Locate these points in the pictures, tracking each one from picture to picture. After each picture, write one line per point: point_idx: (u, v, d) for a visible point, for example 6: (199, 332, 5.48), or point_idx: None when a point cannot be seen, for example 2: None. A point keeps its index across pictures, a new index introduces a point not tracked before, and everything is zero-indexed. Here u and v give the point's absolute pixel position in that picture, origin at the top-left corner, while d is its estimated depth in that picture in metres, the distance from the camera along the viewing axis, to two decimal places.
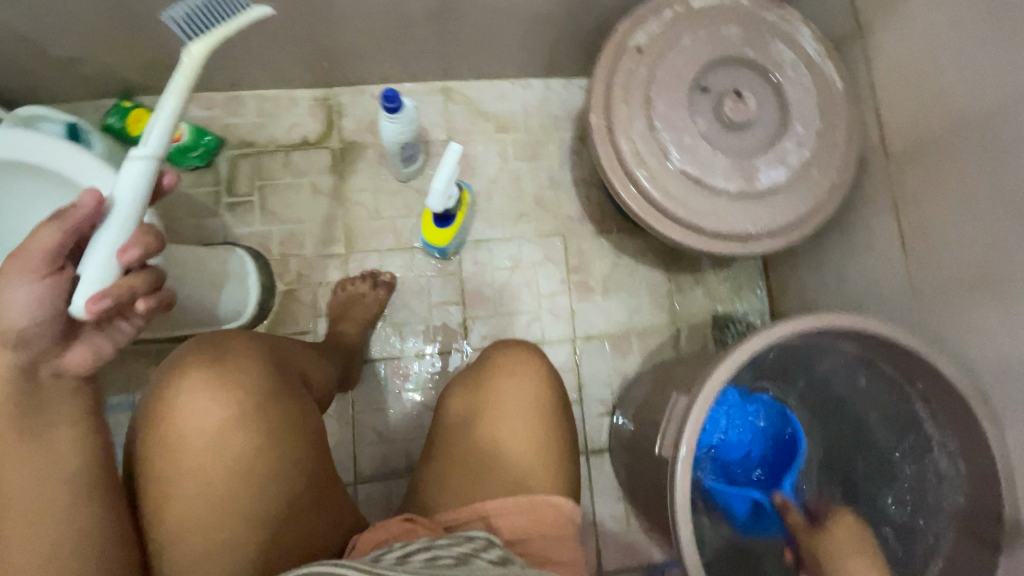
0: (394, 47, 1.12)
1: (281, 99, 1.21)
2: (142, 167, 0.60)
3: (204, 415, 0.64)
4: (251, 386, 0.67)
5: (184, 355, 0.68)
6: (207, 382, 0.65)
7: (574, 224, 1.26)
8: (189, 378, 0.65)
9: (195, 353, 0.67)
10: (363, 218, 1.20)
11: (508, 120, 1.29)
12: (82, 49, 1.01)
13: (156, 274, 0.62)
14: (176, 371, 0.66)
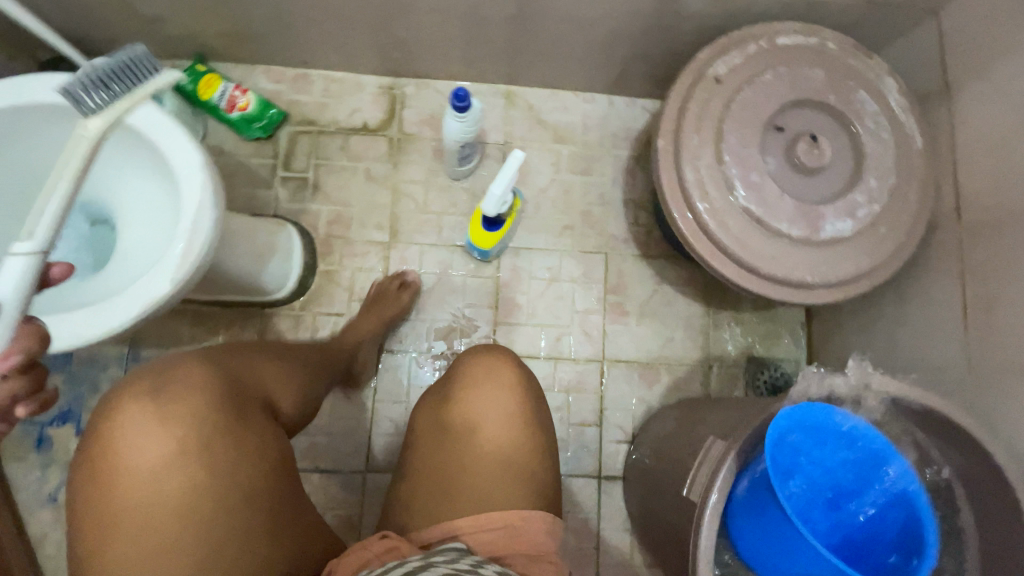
0: (466, 46, 1.12)
1: (347, 82, 1.22)
2: (26, 264, 0.59)
3: (146, 450, 0.62)
4: (201, 412, 0.64)
5: (128, 383, 0.65)
6: (155, 409, 0.63)
7: (619, 245, 1.23)
8: (135, 407, 0.63)
9: (139, 382, 0.65)
10: (410, 209, 1.20)
11: (567, 132, 1.26)
12: (168, 11, 1.04)
13: (41, 375, 0.59)
14: (117, 406, 0.63)
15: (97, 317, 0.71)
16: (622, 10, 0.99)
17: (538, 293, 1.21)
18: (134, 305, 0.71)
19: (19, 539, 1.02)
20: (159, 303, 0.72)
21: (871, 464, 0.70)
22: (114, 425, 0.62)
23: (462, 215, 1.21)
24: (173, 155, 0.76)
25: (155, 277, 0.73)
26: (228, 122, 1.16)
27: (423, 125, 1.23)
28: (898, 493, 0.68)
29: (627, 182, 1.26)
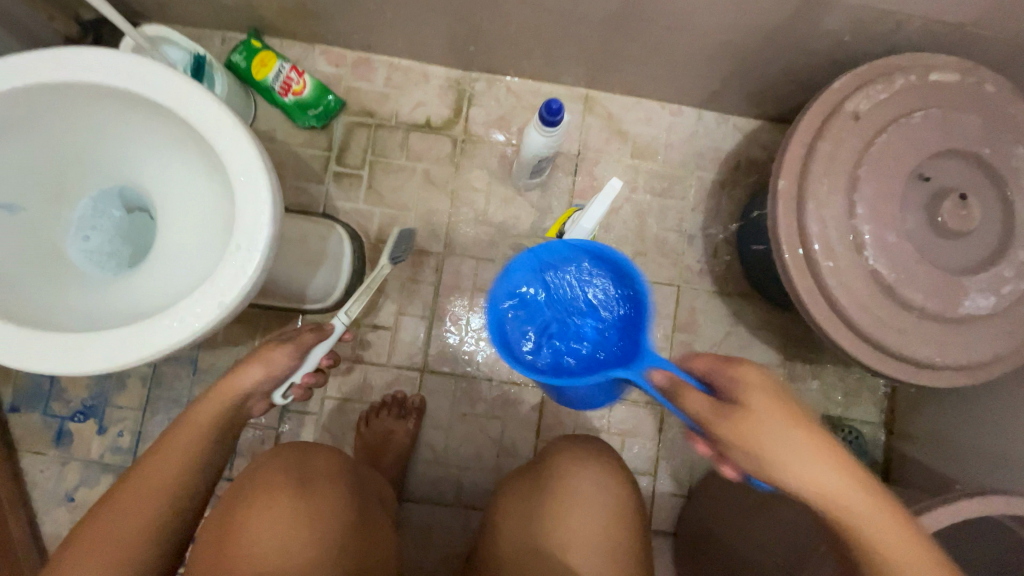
0: (551, 44, 1.00)
1: (412, 72, 1.11)
2: (341, 321, 0.82)
3: (275, 531, 0.59)
4: (310, 500, 0.62)
5: (265, 461, 0.67)
6: (275, 484, 0.63)
7: (693, 279, 1.11)
8: (265, 477, 0.64)
9: (275, 467, 0.66)
10: (469, 220, 1.10)
11: (648, 146, 1.13)
12: None
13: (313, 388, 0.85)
14: (259, 484, 0.64)
15: (138, 339, 0.62)
16: (743, 20, 0.87)
17: None
18: (180, 325, 0.62)
19: (30, 541, 0.96)
20: (208, 326, 0.63)
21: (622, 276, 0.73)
22: (248, 488, 0.64)
23: (524, 231, 1.10)
24: (229, 154, 0.66)
25: (204, 298, 0.63)
26: (282, 107, 1.05)
27: (490, 126, 1.11)
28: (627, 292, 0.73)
29: (709, 208, 1.13)
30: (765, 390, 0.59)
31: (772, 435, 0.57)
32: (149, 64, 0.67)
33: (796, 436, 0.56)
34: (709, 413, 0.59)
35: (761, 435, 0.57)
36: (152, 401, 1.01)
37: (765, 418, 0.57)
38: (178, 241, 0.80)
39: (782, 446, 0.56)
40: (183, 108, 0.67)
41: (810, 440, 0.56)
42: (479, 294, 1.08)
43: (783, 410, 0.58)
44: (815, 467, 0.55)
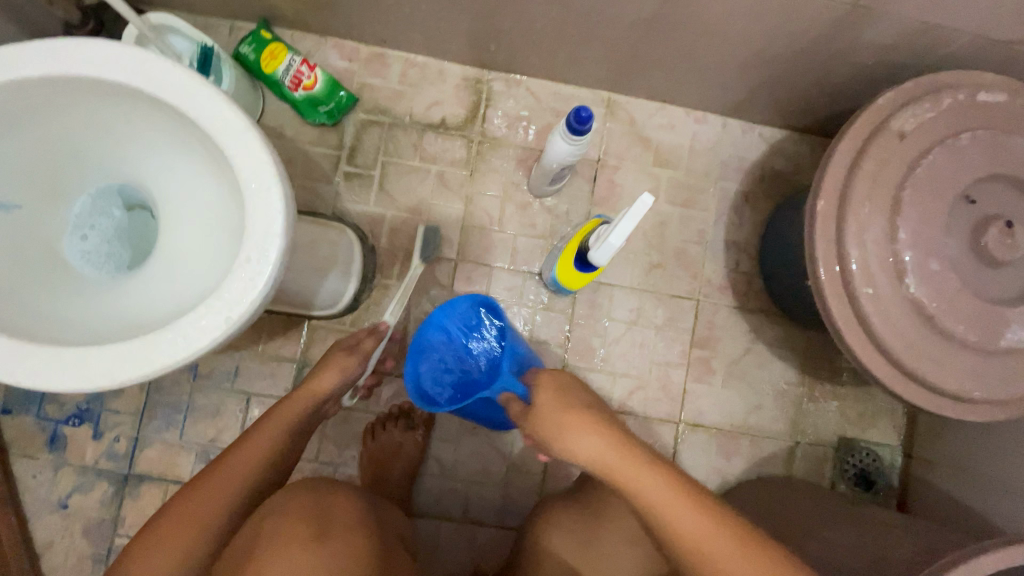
0: (576, 46, 0.96)
1: (428, 70, 1.06)
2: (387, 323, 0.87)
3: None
4: (346, 527, 0.64)
5: (288, 506, 0.64)
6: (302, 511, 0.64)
7: (713, 293, 1.08)
8: (295, 502, 0.65)
9: (298, 519, 0.62)
10: (483, 226, 1.06)
11: (671, 154, 1.09)
12: None
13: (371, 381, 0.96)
14: (279, 537, 0.60)
15: (140, 356, 0.58)
16: (783, 28, 0.83)
17: (617, 337, 1.06)
18: (182, 340, 0.58)
19: (21, 548, 0.93)
20: (214, 342, 0.59)
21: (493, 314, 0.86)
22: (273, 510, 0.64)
23: (540, 238, 1.06)
24: (239, 158, 0.61)
25: (209, 312, 0.59)
26: (291, 102, 1.01)
27: (508, 129, 1.07)
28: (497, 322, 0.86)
29: (731, 221, 1.09)
30: (555, 389, 0.75)
31: (559, 418, 0.70)
32: (154, 59, 0.63)
33: (574, 417, 0.69)
34: (523, 410, 0.75)
35: (556, 419, 0.70)
36: (151, 406, 0.97)
37: (549, 406, 0.72)
38: (183, 246, 0.76)
39: (564, 424, 0.69)
40: (190, 107, 0.62)
41: (583, 419, 0.69)
42: None
43: (563, 400, 0.73)
44: (588, 439, 0.67)
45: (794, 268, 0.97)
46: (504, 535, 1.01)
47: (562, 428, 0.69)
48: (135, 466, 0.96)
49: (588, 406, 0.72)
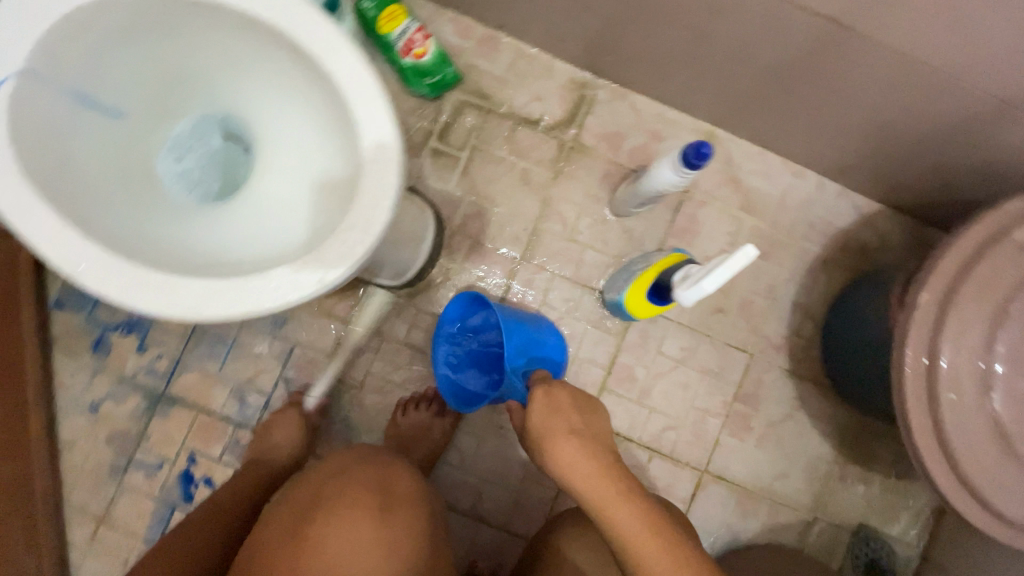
0: (697, 74, 0.93)
1: (537, 63, 1.04)
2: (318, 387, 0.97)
3: (351, 555, 0.63)
4: (404, 497, 0.70)
5: (357, 472, 0.70)
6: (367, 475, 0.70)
7: (768, 351, 1.05)
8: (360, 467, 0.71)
9: (364, 487, 0.68)
10: (555, 230, 1.03)
11: (760, 202, 1.06)
12: None
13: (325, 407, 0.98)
14: (346, 501, 0.66)
15: (228, 297, 0.58)
16: (922, 103, 0.80)
17: (662, 373, 1.04)
18: (276, 290, 0.58)
19: (47, 441, 0.94)
20: (301, 299, 0.59)
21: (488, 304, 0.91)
22: (343, 470, 0.71)
23: (609, 257, 1.03)
24: (363, 124, 0.60)
25: (309, 268, 0.59)
26: (397, 67, 0.99)
27: (603, 139, 1.04)
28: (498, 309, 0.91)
29: (804, 283, 1.07)
30: (548, 403, 0.72)
31: (549, 440, 0.69)
32: (302, 5, 0.61)
33: (561, 439, 0.68)
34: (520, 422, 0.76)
35: (545, 436, 0.70)
36: (198, 333, 0.98)
37: (539, 421, 0.72)
38: (275, 190, 0.75)
39: (554, 447, 0.69)
40: (327, 61, 0.61)
41: (571, 443, 0.68)
42: (546, 311, 1.03)
43: (554, 419, 0.71)
44: (572, 463, 0.67)
45: (862, 347, 0.94)
46: (506, 539, 1.01)
47: (550, 446, 0.69)
48: (170, 387, 0.97)
49: (577, 429, 0.70)
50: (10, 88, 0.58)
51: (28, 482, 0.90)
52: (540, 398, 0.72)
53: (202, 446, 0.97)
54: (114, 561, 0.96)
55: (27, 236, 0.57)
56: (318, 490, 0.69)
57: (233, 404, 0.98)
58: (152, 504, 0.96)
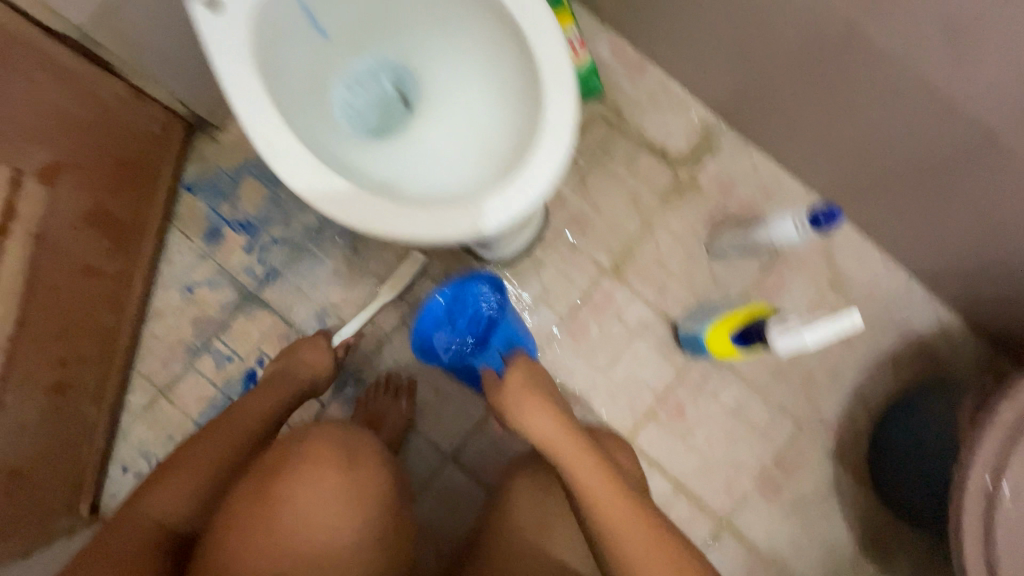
0: (828, 147, 0.98)
1: (675, 97, 1.10)
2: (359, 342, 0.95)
3: (319, 509, 0.64)
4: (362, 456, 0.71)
5: (321, 432, 0.70)
6: (326, 440, 0.70)
7: (816, 426, 1.07)
8: (323, 431, 0.71)
9: (325, 448, 0.68)
10: (648, 253, 1.07)
11: (847, 284, 1.09)
12: None
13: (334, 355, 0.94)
14: (308, 459, 0.67)
15: (395, 217, 0.65)
16: None
17: (710, 417, 1.06)
18: (432, 224, 0.65)
19: (141, 306, 1.01)
20: (452, 239, 0.66)
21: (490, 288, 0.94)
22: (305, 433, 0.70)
23: (691, 292, 1.06)
24: (550, 104, 0.67)
25: (465, 215, 0.66)
26: None
27: (716, 183, 1.09)
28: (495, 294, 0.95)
29: (868, 372, 1.09)
30: (526, 372, 0.77)
31: (522, 400, 0.73)
32: None
33: (536, 400, 0.73)
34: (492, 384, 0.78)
35: (518, 399, 0.73)
36: (302, 250, 1.05)
37: (517, 384, 0.75)
38: (431, 141, 0.82)
39: (526, 407, 0.72)
40: (535, 43, 0.68)
41: (539, 400, 0.73)
42: (617, 325, 1.06)
43: (530, 384, 0.75)
44: (540, 422, 0.70)
45: (914, 447, 0.95)
46: None
47: (521, 404, 0.73)
48: (263, 291, 1.04)
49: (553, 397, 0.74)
50: None
51: (118, 336, 0.96)
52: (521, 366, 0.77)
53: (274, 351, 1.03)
54: (162, 433, 1.01)
55: (243, 116, 0.64)
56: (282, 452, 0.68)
57: (313, 323, 1.04)
58: (212, 391, 1.02)
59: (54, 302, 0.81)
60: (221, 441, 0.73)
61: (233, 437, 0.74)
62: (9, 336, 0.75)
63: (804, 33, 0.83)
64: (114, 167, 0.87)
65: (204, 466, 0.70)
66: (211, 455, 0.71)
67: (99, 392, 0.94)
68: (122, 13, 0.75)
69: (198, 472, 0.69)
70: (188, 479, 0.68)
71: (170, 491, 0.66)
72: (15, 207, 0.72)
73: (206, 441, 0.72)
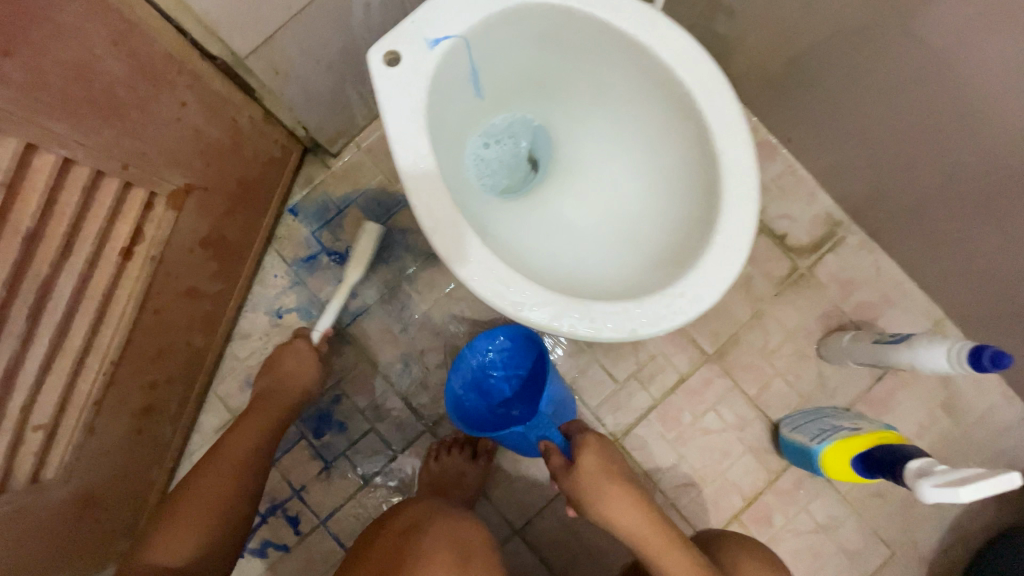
0: (969, 267, 0.91)
1: (802, 186, 1.05)
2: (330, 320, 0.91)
3: None
4: (477, 551, 0.65)
5: (431, 530, 0.66)
6: (437, 538, 0.64)
7: (910, 558, 0.99)
8: (431, 530, 0.66)
9: (442, 547, 0.63)
10: (754, 345, 1.02)
11: (961, 409, 1.01)
12: (751, 22, 0.91)
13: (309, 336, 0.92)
14: (431, 564, 0.60)
15: (546, 306, 0.61)
16: None
17: (797, 530, 0.99)
18: (588, 320, 0.60)
19: (229, 325, 0.98)
20: (606, 339, 0.61)
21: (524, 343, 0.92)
22: (416, 538, 0.64)
23: (795, 393, 1.01)
24: (728, 208, 0.62)
25: (624, 315, 0.60)
26: None
27: (835, 281, 1.03)
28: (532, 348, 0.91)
29: (972, 508, 1.00)
30: (599, 449, 0.74)
31: (603, 487, 0.70)
32: (719, 84, 0.64)
33: (615, 485, 0.71)
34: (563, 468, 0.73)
35: (597, 486, 0.71)
36: (396, 290, 1.03)
37: (593, 468, 0.71)
38: (566, 211, 0.78)
39: (607, 497, 0.70)
40: (720, 140, 0.63)
41: (623, 487, 0.71)
42: (711, 417, 1.01)
43: (606, 466, 0.72)
44: (623, 507, 0.70)
45: None
46: None
47: (602, 491, 0.70)
48: (351, 326, 1.02)
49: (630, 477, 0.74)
50: (449, 45, 0.63)
51: (204, 357, 0.93)
52: (592, 442, 0.73)
53: (355, 390, 1.01)
54: None
55: (408, 178, 0.62)
56: (395, 557, 0.62)
57: (398, 366, 1.02)
58: None
59: (158, 325, 0.78)
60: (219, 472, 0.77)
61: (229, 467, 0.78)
62: (113, 360, 0.72)
63: (986, 154, 0.76)
64: (234, 190, 0.84)
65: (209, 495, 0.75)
66: (216, 488, 0.76)
67: (178, 411, 0.91)
68: (281, 44, 0.72)
69: (209, 501, 0.75)
70: (198, 511, 0.74)
71: (185, 527, 0.73)
72: (141, 230, 0.69)
73: (206, 474, 0.77)
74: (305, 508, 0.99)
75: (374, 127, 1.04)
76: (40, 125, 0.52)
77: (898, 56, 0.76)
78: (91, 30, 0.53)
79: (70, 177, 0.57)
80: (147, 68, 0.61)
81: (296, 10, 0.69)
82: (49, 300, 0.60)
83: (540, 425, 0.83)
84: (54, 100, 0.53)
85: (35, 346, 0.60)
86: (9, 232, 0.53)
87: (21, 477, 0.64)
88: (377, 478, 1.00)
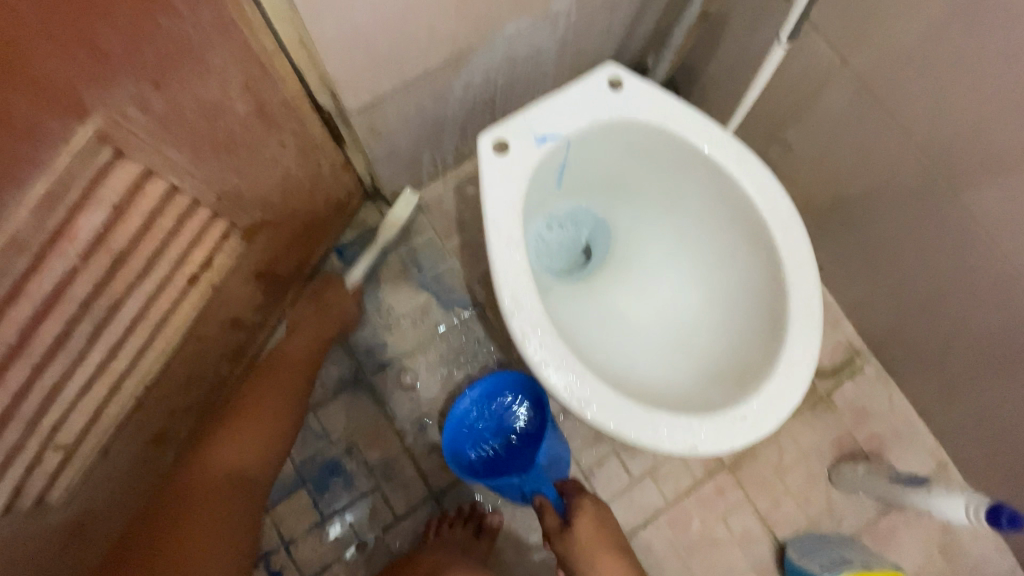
0: (979, 421, 0.94)
1: (827, 313, 1.11)
2: None
3: None
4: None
5: None
6: None
7: None
8: None
9: None
10: (768, 460, 1.03)
11: (963, 557, 1.01)
12: (802, 161, 0.99)
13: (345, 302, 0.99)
14: None
15: (614, 408, 0.61)
16: None
17: None
18: (651, 429, 0.61)
19: (253, 358, 0.95)
20: (665, 451, 0.61)
21: (526, 392, 0.95)
22: None
23: (803, 515, 1.01)
24: (792, 341, 0.64)
25: (686, 428, 0.61)
26: None
27: (850, 409, 1.06)
28: (534, 398, 0.95)
29: None
30: (597, 518, 0.76)
31: (596, 554, 0.73)
32: (795, 221, 0.68)
33: (609, 554, 0.73)
34: (553, 525, 0.76)
35: (585, 549, 0.73)
36: (427, 347, 1.02)
37: (586, 533, 0.74)
38: (621, 308, 0.79)
39: (591, 557, 0.73)
40: (790, 273, 0.66)
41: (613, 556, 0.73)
42: (721, 528, 1.00)
43: (602, 535, 0.75)
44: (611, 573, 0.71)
45: None
46: None
47: (594, 558, 0.73)
48: (374, 376, 1.00)
49: (623, 548, 0.75)
50: (553, 144, 0.67)
51: (221, 386, 0.90)
52: (588, 508, 0.77)
53: (365, 445, 0.98)
54: None
55: (497, 260, 0.63)
56: None
57: (413, 426, 0.99)
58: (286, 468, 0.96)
59: (194, 352, 0.76)
60: (254, 421, 0.83)
61: (263, 425, 0.84)
62: (147, 384, 0.69)
63: (1015, 321, 0.79)
64: (298, 228, 0.84)
65: (254, 432, 0.83)
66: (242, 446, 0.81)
67: (183, 442, 0.87)
68: (383, 108, 0.75)
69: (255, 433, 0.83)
70: (238, 441, 0.81)
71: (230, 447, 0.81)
72: (212, 259, 0.68)
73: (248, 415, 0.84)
74: (290, 563, 0.94)
75: (434, 186, 1.07)
76: (161, 153, 0.53)
77: (938, 219, 0.82)
78: (233, 75, 0.55)
79: (169, 204, 0.58)
80: (266, 112, 0.63)
81: (406, 81, 0.73)
82: (111, 322, 0.58)
83: (536, 478, 0.87)
84: (180, 133, 0.54)
85: (85, 365, 0.58)
86: (100, 251, 0.52)
87: (26, 501, 0.59)
88: (371, 543, 0.95)
